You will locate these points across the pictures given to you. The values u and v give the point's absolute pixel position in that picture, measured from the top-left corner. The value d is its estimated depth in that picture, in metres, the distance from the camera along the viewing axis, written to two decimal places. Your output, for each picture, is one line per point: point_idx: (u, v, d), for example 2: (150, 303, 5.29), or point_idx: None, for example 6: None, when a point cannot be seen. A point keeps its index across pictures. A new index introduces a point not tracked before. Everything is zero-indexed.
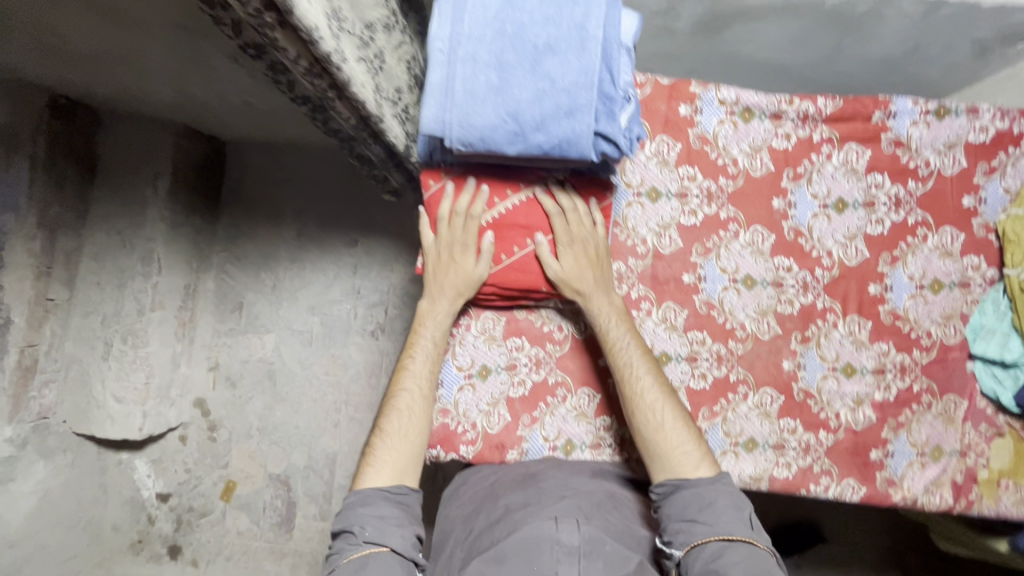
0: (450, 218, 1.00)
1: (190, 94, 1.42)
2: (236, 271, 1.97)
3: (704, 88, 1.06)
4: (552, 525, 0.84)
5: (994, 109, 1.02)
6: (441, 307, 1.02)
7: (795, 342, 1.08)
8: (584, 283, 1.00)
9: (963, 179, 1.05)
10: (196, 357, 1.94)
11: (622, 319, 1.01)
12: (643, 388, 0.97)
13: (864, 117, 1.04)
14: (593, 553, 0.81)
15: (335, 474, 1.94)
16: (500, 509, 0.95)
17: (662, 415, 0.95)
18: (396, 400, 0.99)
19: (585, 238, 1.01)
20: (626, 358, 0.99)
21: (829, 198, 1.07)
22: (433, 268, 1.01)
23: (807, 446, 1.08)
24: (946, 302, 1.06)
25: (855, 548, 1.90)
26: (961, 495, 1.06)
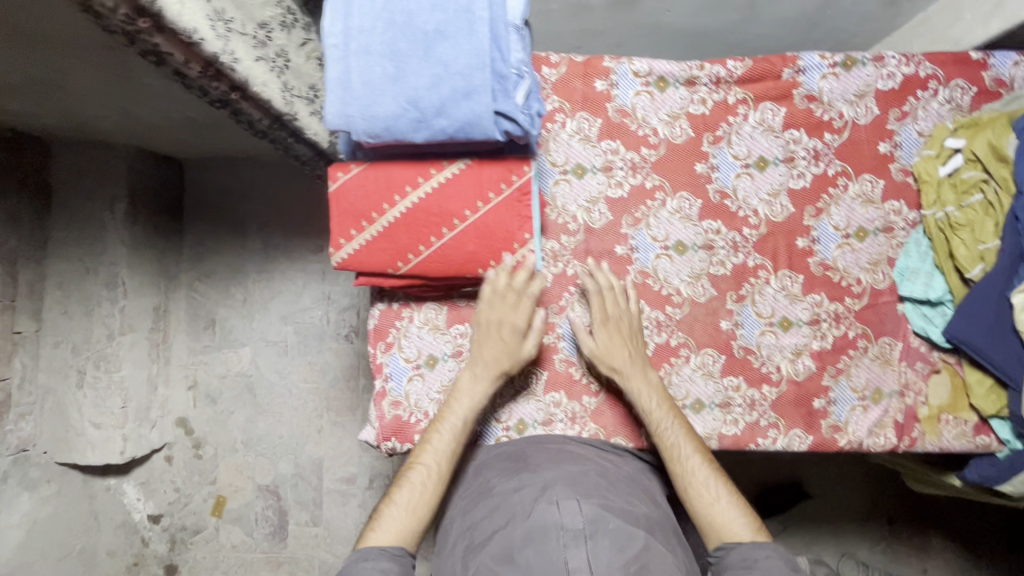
0: (500, 292, 0.96)
1: (133, 113, 1.41)
2: (207, 288, 1.97)
3: (617, 62, 1.08)
4: (553, 509, 0.82)
5: (899, 55, 1.05)
6: (480, 384, 0.98)
7: (731, 302, 1.10)
8: (622, 362, 1.03)
9: (877, 127, 1.07)
10: (173, 377, 1.96)
11: (662, 396, 1.03)
12: (692, 465, 0.96)
13: (774, 75, 1.06)
14: (599, 531, 0.79)
15: (324, 479, 1.96)
16: (496, 498, 0.93)
17: (715, 490, 0.94)
18: (411, 471, 0.93)
19: (622, 318, 1.05)
20: (672, 437, 1.00)
21: (750, 157, 1.09)
22: (478, 340, 0.97)
23: (752, 402, 1.10)
24: (873, 248, 1.09)
25: (839, 503, 1.94)
26: (904, 434, 1.09)
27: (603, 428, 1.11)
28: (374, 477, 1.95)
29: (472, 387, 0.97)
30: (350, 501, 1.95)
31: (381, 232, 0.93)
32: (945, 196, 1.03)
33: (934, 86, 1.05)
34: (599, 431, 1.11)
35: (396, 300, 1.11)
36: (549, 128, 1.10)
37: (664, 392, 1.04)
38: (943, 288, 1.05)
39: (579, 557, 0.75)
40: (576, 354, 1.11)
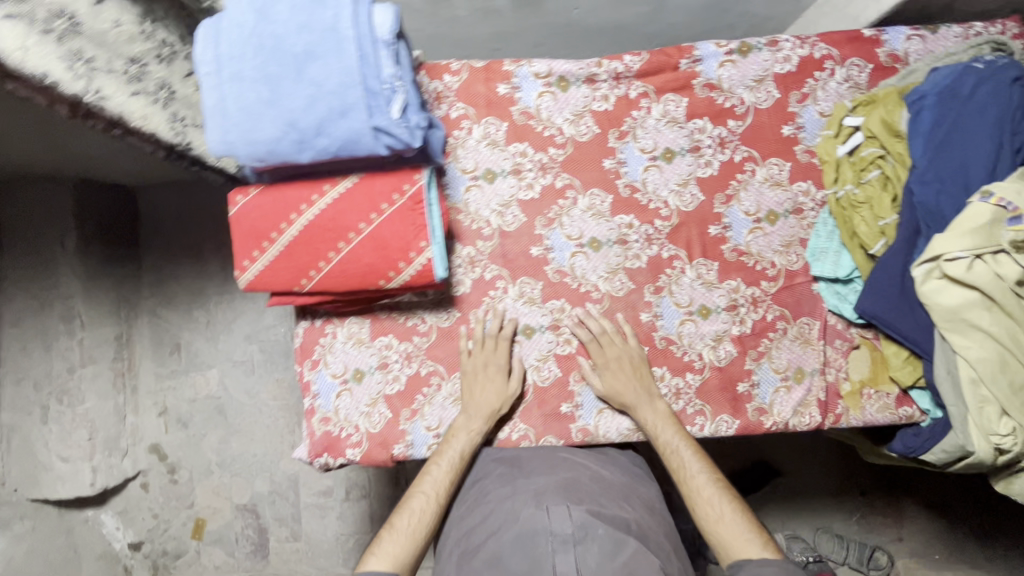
0: (482, 340, 1.09)
1: (67, 151, 1.35)
2: (169, 312, 1.93)
3: (517, 65, 1.09)
4: (544, 517, 0.87)
5: (792, 39, 1.06)
6: (472, 423, 1.07)
7: (649, 294, 1.11)
8: (628, 394, 1.06)
9: (779, 110, 1.08)
10: (141, 406, 1.94)
11: (669, 421, 1.04)
12: (699, 484, 0.97)
13: (672, 67, 1.07)
14: (588, 537, 0.84)
15: (300, 494, 1.93)
16: (492, 504, 0.99)
17: (720, 507, 0.95)
18: (411, 500, 1.00)
19: (621, 354, 1.08)
20: (679, 459, 1.00)
21: (656, 149, 1.10)
22: (466, 384, 1.09)
23: (677, 390, 1.11)
24: (784, 230, 1.10)
25: (808, 479, 1.94)
26: (828, 411, 1.11)
27: (534, 429, 1.12)
28: (351, 488, 1.92)
29: (467, 425, 1.07)
30: (329, 514, 1.91)
31: (283, 252, 0.95)
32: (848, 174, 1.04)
33: (831, 66, 1.06)
34: (529, 431, 1.12)
35: (319, 317, 1.12)
36: (456, 136, 1.10)
37: (672, 416, 1.06)
38: (852, 265, 1.06)
39: (567, 561, 0.81)
40: None
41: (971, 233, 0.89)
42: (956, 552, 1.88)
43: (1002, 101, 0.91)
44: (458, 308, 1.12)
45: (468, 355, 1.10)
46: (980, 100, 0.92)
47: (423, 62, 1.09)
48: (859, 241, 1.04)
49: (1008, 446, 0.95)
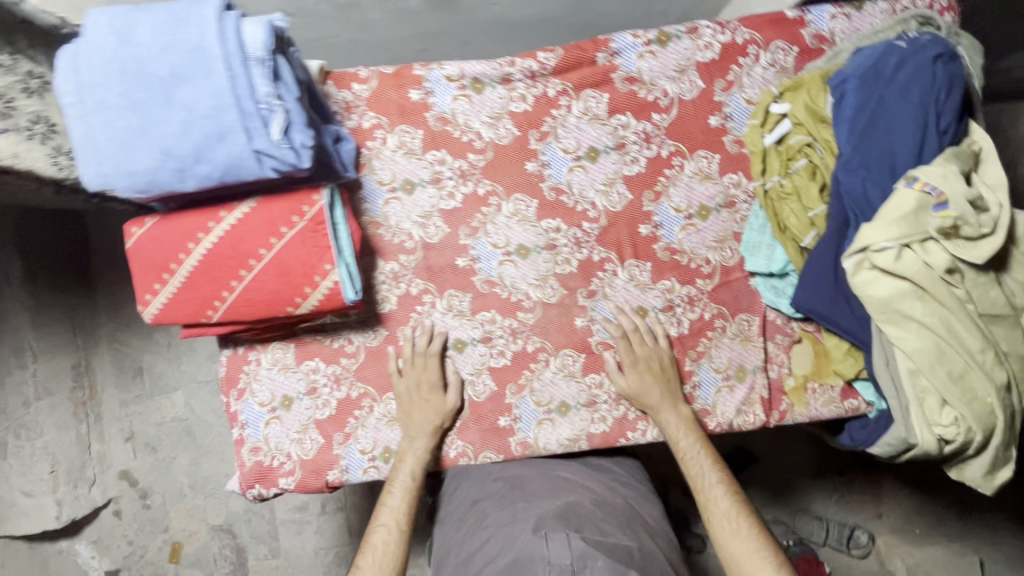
0: (412, 358, 1.06)
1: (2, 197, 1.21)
2: (129, 337, 1.73)
3: (427, 68, 1.03)
4: (541, 545, 0.83)
5: (713, 24, 1.00)
6: (417, 443, 1.05)
7: (583, 299, 1.07)
8: (650, 397, 1.03)
9: (704, 100, 1.03)
10: (108, 432, 1.74)
11: (690, 428, 1.02)
12: (715, 496, 0.95)
13: (589, 62, 1.02)
14: (587, 566, 0.78)
15: (276, 510, 1.78)
16: (493, 532, 0.94)
17: (737, 522, 0.91)
18: (373, 535, 0.96)
19: (651, 354, 1.05)
20: (697, 466, 0.98)
21: (579, 149, 1.05)
22: (404, 406, 1.05)
23: (616, 396, 1.08)
24: (717, 226, 1.06)
25: (784, 464, 1.89)
26: (772, 408, 1.08)
27: (472, 445, 1.09)
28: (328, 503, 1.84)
29: (412, 448, 1.04)
30: (307, 529, 1.77)
31: (184, 283, 0.90)
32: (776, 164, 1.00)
33: (755, 51, 1.02)
34: (468, 447, 1.09)
35: (241, 345, 1.08)
36: (370, 147, 1.05)
37: (696, 425, 1.04)
38: (784, 258, 1.02)
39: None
40: None
41: (899, 222, 0.85)
42: (940, 530, 1.80)
43: (923, 81, 0.87)
44: (385, 326, 1.07)
45: (401, 373, 1.06)
46: (902, 82, 0.88)
47: (329, 71, 1.04)
48: (791, 233, 0.99)
49: (952, 437, 0.92)
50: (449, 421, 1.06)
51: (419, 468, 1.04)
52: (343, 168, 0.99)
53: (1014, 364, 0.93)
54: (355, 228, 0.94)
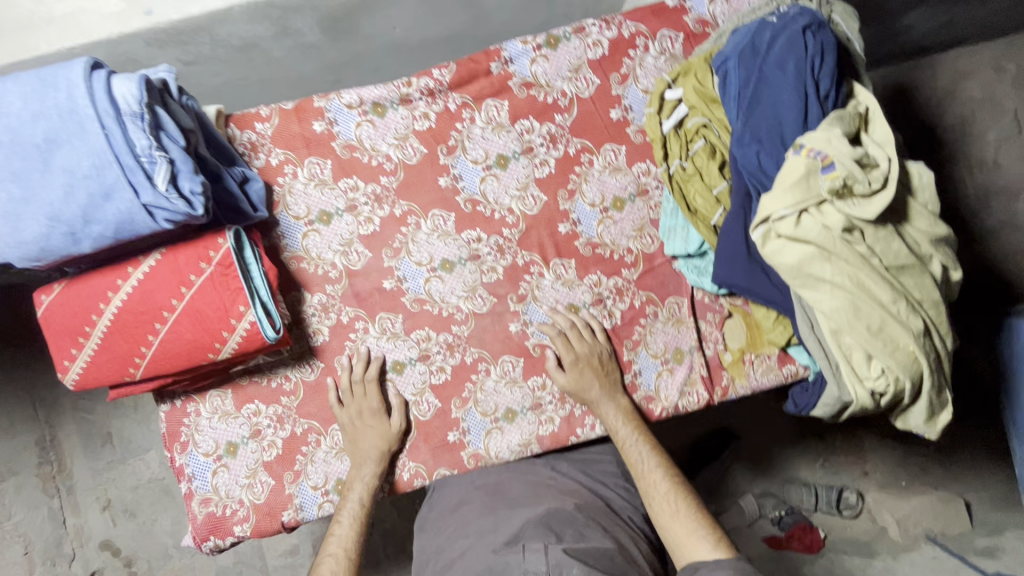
0: (350, 388, 1.05)
1: None
2: (94, 402, 1.64)
3: (326, 99, 1.04)
4: (520, 556, 0.89)
5: (598, 22, 1.03)
6: (365, 471, 1.03)
7: (514, 304, 1.08)
8: (591, 391, 1.04)
9: (602, 95, 1.06)
10: (83, 504, 1.65)
11: (629, 418, 1.04)
12: (654, 482, 0.96)
13: (484, 73, 1.04)
14: (562, 575, 0.84)
15: (268, 558, 1.71)
16: (473, 538, 0.99)
17: (676, 504, 0.92)
18: (319, 567, 0.95)
19: (589, 351, 1.05)
20: (637, 454, 0.99)
21: (489, 158, 1.06)
22: (349, 436, 1.05)
23: (561, 395, 1.09)
24: (633, 215, 1.08)
25: (765, 436, 1.90)
26: (714, 385, 1.09)
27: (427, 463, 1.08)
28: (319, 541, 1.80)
29: (360, 474, 1.03)
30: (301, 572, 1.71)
31: (100, 345, 0.89)
32: (676, 147, 1.02)
33: (643, 43, 1.04)
34: (420, 467, 1.08)
35: (178, 398, 1.06)
36: (281, 183, 1.05)
37: (634, 412, 1.05)
38: (698, 236, 1.03)
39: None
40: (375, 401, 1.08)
41: (792, 188, 0.88)
42: (922, 479, 1.83)
43: (797, 52, 0.90)
44: (321, 358, 1.07)
45: (341, 406, 1.05)
46: (777, 55, 0.91)
47: (230, 115, 1.04)
48: (700, 212, 1.01)
49: (883, 389, 0.95)
50: (396, 444, 1.06)
51: (367, 493, 1.03)
52: (252, 208, 0.99)
53: (929, 310, 0.96)
54: (270, 266, 0.94)
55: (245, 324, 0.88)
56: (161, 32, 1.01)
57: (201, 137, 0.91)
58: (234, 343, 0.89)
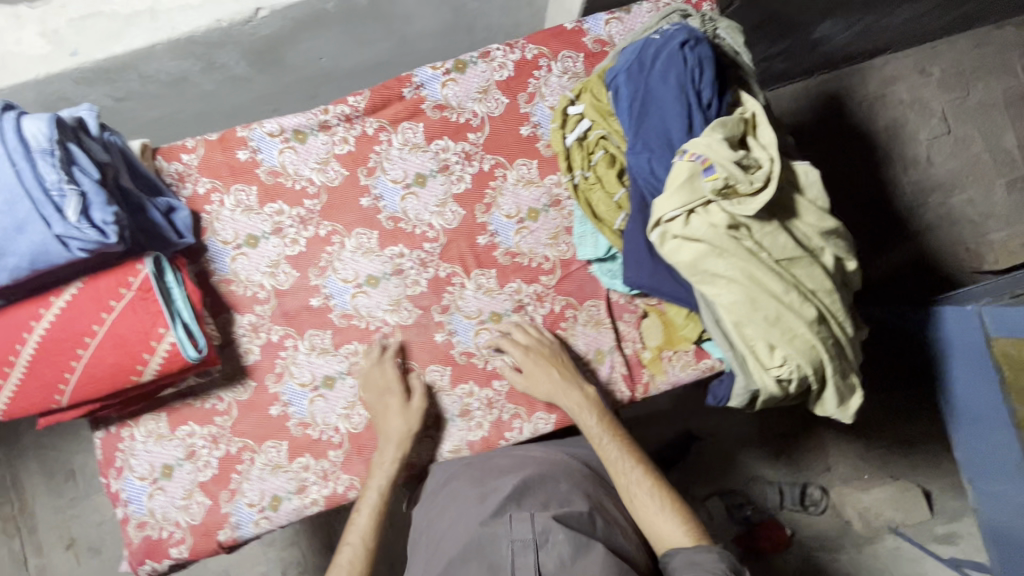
0: (373, 364, 1.09)
1: None
2: (56, 438, 1.65)
3: (249, 129, 1.10)
4: (505, 525, 0.86)
5: (501, 46, 1.10)
6: (387, 454, 1.05)
7: (438, 314, 1.12)
8: (556, 383, 1.05)
9: (511, 114, 1.12)
10: (46, 543, 1.63)
11: (597, 410, 1.05)
12: (626, 474, 0.97)
13: (397, 98, 1.10)
14: (549, 541, 0.83)
15: None
16: (460, 509, 0.96)
17: (651, 494, 0.94)
18: (339, 556, 0.96)
19: (537, 346, 1.09)
20: (609, 448, 1.00)
21: (407, 177, 1.12)
22: (376, 417, 1.07)
23: (489, 401, 1.12)
24: (548, 224, 1.13)
25: (727, 435, 1.94)
26: (636, 383, 1.14)
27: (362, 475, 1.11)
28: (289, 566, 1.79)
29: (384, 457, 1.05)
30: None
31: (23, 374, 0.91)
32: (580, 159, 1.09)
33: (546, 63, 1.12)
34: (354, 479, 1.10)
35: (113, 423, 1.09)
36: (209, 211, 1.10)
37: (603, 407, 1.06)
38: (605, 241, 1.09)
39: (527, 562, 0.81)
40: (309, 414, 1.11)
41: (678, 191, 0.94)
42: (885, 469, 1.88)
43: (677, 65, 0.97)
44: (253, 377, 1.10)
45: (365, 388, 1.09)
46: (659, 69, 0.98)
47: (158, 148, 1.09)
48: (604, 220, 1.07)
49: (788, 376, 1.00)
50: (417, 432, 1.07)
51: (386, 484, 1.04)
52: (177, 235, 1.03)
53: (823, 299, 1.02)
54: (193, 290, 0.99)
55: (170, 342, 0.92)
56: (87, 71, 1.07)
57: (123, 170, 0.96)
58: (158, 363, 0.92)
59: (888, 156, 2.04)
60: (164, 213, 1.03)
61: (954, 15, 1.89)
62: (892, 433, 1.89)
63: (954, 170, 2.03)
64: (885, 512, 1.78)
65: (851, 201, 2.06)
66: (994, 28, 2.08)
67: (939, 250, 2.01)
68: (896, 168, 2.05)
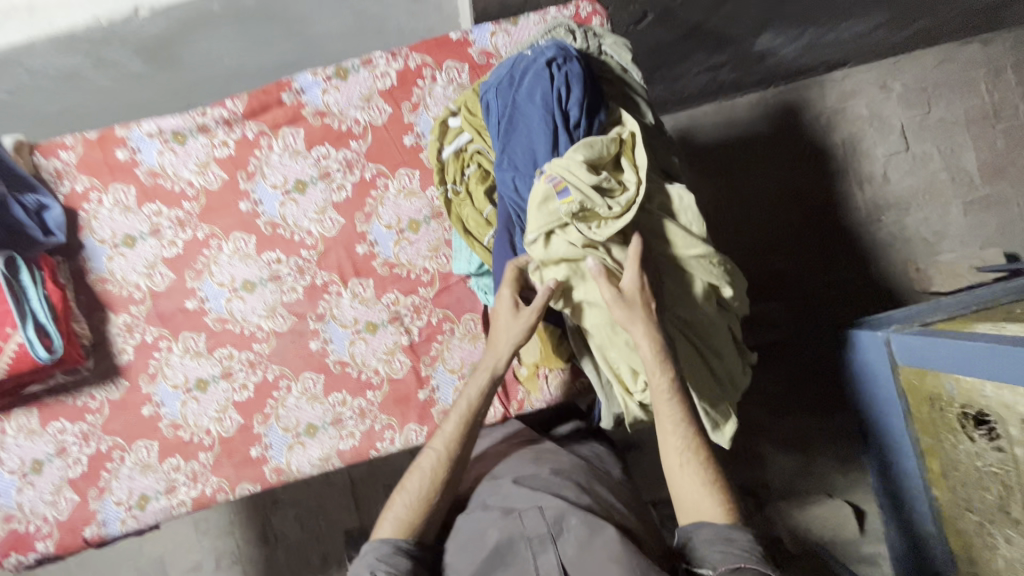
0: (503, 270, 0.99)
1: None
2: None
3: (127, 129, 1.09)
4: (518, 524, 0.81)
5: (384, 55, 1.10)
6: (486, 362, 0.96)
7: (313, 322, 1.12)
8: (637, 306, 0.92)
9: (395, 123, 1.11)
10: None
11: (663, 359, 0.91)
12: (670, 432, 0.89)
13: (277, 103, 1.10)
14: (565, 531, 0.79)
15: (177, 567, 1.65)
16: (472, 513, 0.87)
17: (689, 463, 0.88)
18: (421, 459, 0.92)
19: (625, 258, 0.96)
20: (667, 399, 0.90)
21: (287, 183, 1.11)
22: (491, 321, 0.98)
23: (361, 410, 1.11)
24: (429, 236, 1.13)
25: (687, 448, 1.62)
26: (511, 399, 1.16)
27: (231, 480, 1.10)
28: (222, 556, 1.61)
29: (482, 364, 0.96)
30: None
31: None
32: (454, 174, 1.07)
33: (430, 73, 1.11)
34: (223, 482, 1.10)
35: None
36: (86, 209, 1.09)
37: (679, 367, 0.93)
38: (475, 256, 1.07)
39: (549, 561, 0.76)
40: (181, 416, 1.11)
41: (536, 214, 0.92)
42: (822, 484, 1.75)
43: (543, 83, 0.95)
44: (125, 377, 1.11)
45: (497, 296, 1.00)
46: (527, 86, 0.97)
47: (36, 144, 1.08)
48: (473, 237, 1.06)
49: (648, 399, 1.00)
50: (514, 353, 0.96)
51: (477, 394, 0.95)
52: (43, 234, 1.03)
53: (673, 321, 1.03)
54: (53, 290, 1.02)
55: (20, 343, 0.96)
56: None
57: None
58: (8, 363, 0.96)
59: (840, 172, 1.87)
60: (33, 211, 1.05)
61: (911, 30, 1.70)
62: (831, 450, 1.76)
63: (910, 189, 1.87)
64: (811, 527, 1.69)
65: (796, 213, 1.85)
66: (959, 45, 1.91)
67: (883, 273, 1.84)
68: (850, 184, 1.87)
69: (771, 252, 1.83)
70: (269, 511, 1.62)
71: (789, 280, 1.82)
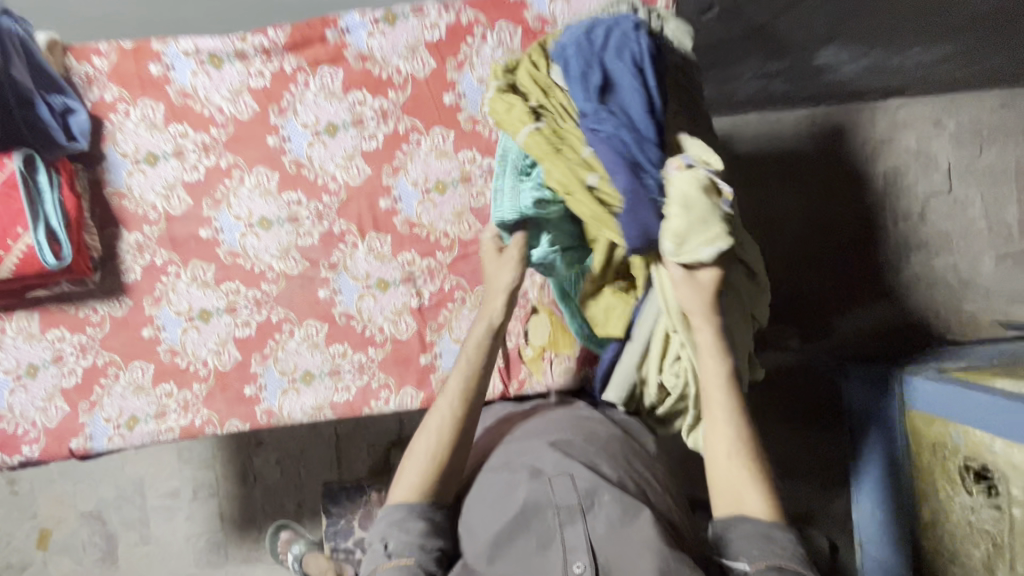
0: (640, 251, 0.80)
1: None
2: None
3: (164, 44, 1.06)
4: (545, 488, 0.72)
5: (436, 5, 1.05)
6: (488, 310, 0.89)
7: (325, 270, 1.10)
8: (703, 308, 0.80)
9: (437, 78, 1.07)
10: None
11: (721, 351, 0.80)
12: (716, 416, 0.78)
13: (320, 40, 1.06)
14: (596, 505, 0.70)
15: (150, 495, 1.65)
16: (491, 479, 0.78)
17: (731, 440, 0.77)
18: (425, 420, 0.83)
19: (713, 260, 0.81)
20: (711, 387, 0.79)
21: (319, 124, 1.08)
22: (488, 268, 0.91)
23: (360, 365, 1.10)
24: (454, 200, 1.09)
25: None
26: (512, 377, 1.12)
27: (218, 416, 1.09)
28: (199, 486, 1.62)
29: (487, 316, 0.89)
30: (178, 516, 1.62)
31: None
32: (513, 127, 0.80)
33: (481, 32, 1.06)
34: (212, 416, 1.09)
35: None
36: (112, 120, 1.07)
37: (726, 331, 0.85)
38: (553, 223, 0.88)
39: (577, 535, 0.68)
40: (180, 343, 1.09)
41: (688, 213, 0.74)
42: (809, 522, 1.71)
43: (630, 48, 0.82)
44: (129, 296, 1.09)
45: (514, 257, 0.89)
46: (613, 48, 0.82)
47: (69, 45, 1.05)
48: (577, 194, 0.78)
49: (672, 384, 0.91)
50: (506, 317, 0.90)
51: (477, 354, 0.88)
52: (66, 137, 1.00)
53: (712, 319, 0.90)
54: (69, 197, 1.00)
55: (32, 241, 0.95)
56: None
57: (17, 61, 0.93)
58: (16, 262, 0.95)
59: (879, 207, 1.75)
60: (59, 112, 1.01)
61: (986, 65, 1.59)
62: (825, 492, 1.72)
63: (944, 234, 1.76)
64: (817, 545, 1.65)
65: (825, 242, 1.75)
66: None
67: (908, 317, 1.75)
68: (886, 219, 1.75)
69: (793, 284, 1.75)
70: (252, 452, 1.62)
71: (802, 312, 1.75)
